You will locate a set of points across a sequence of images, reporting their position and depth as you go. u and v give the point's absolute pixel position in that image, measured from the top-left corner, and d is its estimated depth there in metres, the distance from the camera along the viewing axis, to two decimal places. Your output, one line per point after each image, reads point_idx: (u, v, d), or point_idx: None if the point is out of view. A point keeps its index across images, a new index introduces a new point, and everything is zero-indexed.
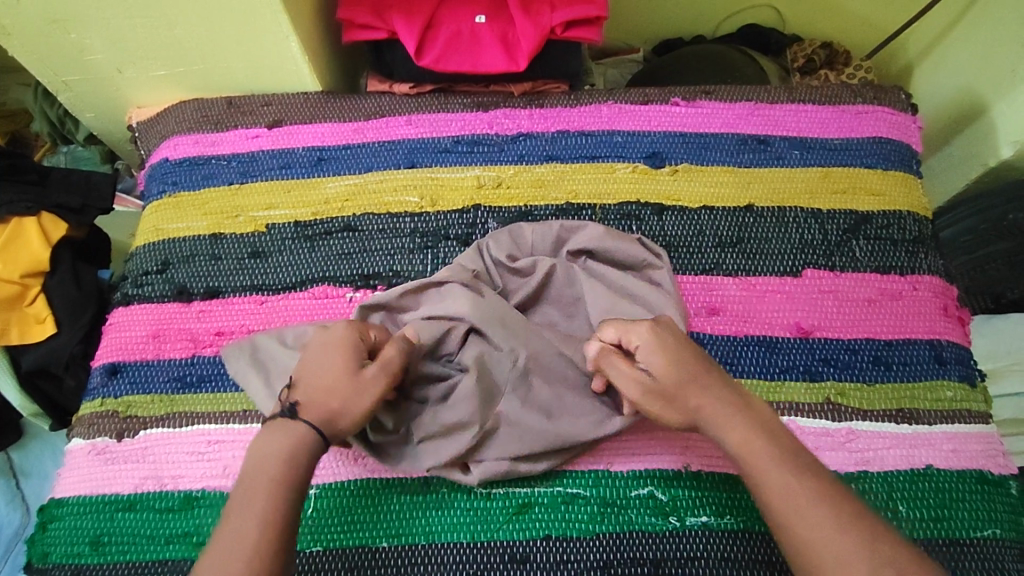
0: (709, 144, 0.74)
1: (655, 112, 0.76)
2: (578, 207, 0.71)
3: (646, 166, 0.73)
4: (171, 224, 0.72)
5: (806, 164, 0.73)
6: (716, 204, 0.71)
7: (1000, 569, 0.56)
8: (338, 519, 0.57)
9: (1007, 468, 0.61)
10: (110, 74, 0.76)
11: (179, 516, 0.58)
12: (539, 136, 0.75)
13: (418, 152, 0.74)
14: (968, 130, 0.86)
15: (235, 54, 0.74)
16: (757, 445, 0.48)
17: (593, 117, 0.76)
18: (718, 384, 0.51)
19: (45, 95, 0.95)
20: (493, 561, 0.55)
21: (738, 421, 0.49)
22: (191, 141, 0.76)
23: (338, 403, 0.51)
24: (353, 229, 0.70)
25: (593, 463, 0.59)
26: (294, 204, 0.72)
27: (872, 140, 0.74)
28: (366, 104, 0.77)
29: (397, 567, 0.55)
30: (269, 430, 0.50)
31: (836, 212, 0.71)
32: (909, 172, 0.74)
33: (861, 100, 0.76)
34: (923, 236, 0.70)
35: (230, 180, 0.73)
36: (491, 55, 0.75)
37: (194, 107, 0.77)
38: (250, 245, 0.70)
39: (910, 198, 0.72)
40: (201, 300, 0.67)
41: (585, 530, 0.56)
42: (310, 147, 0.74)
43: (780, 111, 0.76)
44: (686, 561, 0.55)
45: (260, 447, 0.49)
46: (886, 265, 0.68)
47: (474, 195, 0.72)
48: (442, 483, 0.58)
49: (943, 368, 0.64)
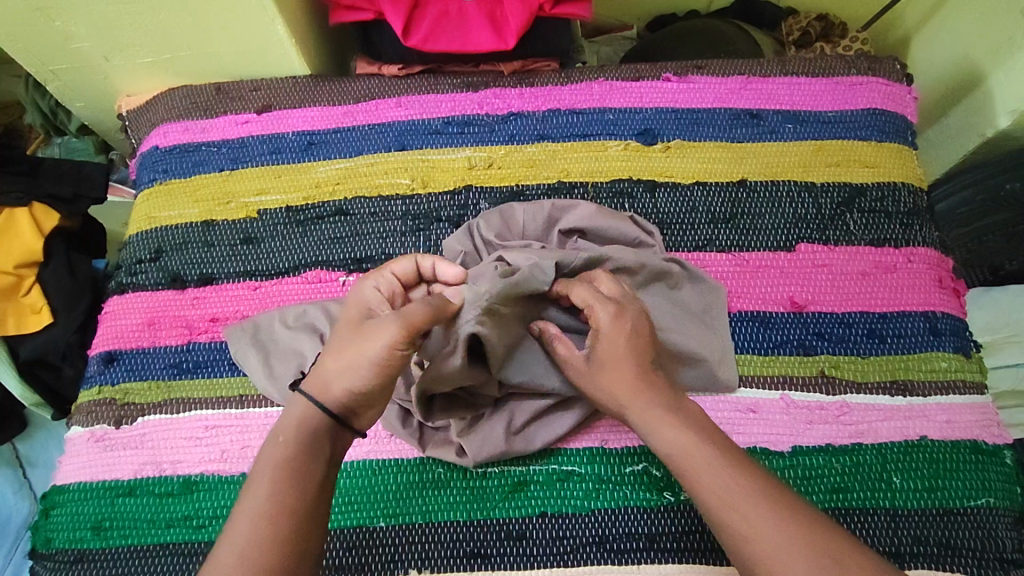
0: (701, 119, 0.73)
1: (646, 89, 0.75)
2: (570, 185, 0.71)
3: (638, 143, 0.72)
4: (164, 212, 0.72)
5: (799, 138, 0.72)
6: (708, 179, 0.71)
7: (994, 538, 0.57)
8: (336, 500, 0.57)
9: (1001, 438, 0.61)
10: (98, 62, 0.76)
11: (180, 500, 0.58)
12: (530, 116, 0.74)
13: (408, 135, 0.73)
14: (965, 101, 0.85)
15: (221, 38, 0.73)
16: (690, 447, 0.48)
17: (584, 95, 0.75)
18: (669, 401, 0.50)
19: (36, 87, 0.95)
20: (490, 539, 0.56)
21: (677, 425, 0.49)
22: (180, 128, 0.75)
23: (331, 368, 0.48)
24: (344, 213, 0.70)
25: (587, 440, 0.59)
26: (285, 190, 0.71)
27: (867, 111, 0.74)
28: (355, 87, 0.76)
29: (395, 546, 0.56)
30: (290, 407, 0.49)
31: (830, 185, 0.70)
32: (904, 144, 0.73)
33: (855, 72, 0.76)
34: (918, 208, 0.70)
35: (221, 166, 0.73)
36: (479, 34, 0.74)
37: (182, 94, 0.77)
38: (243, 231, 0.70)
39: (905, 169, 0.71)
40: (195, 287, 0.67)
41: (580, 506, 0.57)
42: (300, 131, 0.74)
43: (773, 84, 0.75)
44: (682, 535, 0.56)
45: (279, 426, 0.48)
46: (881, 238, 0.68)
47: (465, 176, 0.71)
48: (438, 463, 0.58)
49: (938, 339, 0.64)
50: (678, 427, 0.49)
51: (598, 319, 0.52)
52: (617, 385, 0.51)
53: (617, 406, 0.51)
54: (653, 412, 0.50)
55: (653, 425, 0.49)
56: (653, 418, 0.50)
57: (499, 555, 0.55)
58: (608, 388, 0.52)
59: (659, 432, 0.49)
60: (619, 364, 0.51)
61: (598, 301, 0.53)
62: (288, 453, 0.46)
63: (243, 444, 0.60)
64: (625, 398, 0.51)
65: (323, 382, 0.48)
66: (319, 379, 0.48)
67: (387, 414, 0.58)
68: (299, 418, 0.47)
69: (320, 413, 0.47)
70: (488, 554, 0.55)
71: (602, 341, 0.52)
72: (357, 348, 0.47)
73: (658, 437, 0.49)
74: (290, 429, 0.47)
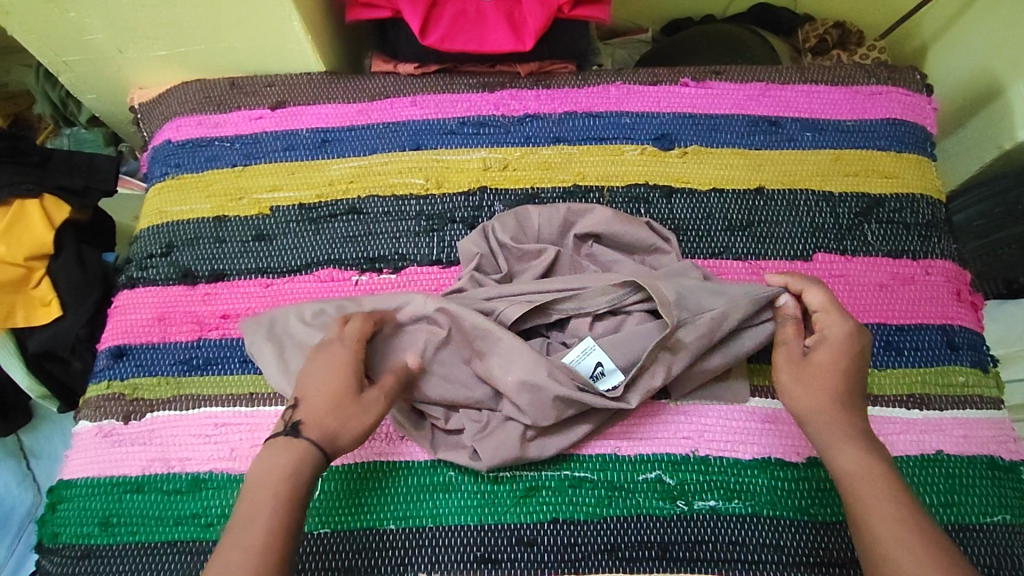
0: (719, 126, 0.73)
1: (663, 93, 0.74)
2: (586, 189, 0.70)
3: (655, 148, 0.72)
4: (175, 206, 0.71)
5: (817, 146, 0.72)
6: (726, 186, 0.70)
7: (1010, 555, 0.56)
8: (345, 502, 0.57)
9: (1018, 454, 0.61)
10: (111, 54, 0.75)
11: (187, 497, 0.58)
12: (546, 118, 0.74)
13: (423, 134, 0.73)
14: (983, 112, 0.84)
15: (236, 33, 0.72)
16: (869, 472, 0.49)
17: (601, 99, 0.75)
18: (857, 423, 0.53)
19: (47, 77, 0.94)
20: (500, 544, 0.55)
21: (857, 449, 0.51)
22: (193, 122, 0.75)
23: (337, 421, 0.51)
24: (358, 211, 0.70)
25: (601, 447, 0.58)
26: (298, 186, 0.71)
27: (886, 121, 0.73)
28: (371, 85, 0.76)
29: (405, 549, 0.55)
30: (271, 445, 0.50)
31: (849, 195, 0.70)
32: (923, 154, 0.72)
33: (875, 81, 0.75)
34: (937, 220, 0.69)
35: (234, 162, 0.72)
36: (497, 34, 0.73)
37: (196, 88, 0.76)
38: (255, 228, 0.69)
39: (924, 180, 0.71)
40: (206, 283, 0.67)
41: (592, 513, 0.56)
42: (314, 128, 0.74)
43: (791, 92, 0.74)
44: (695, 544, 0.55)
45: (267, 461, 0.49)
46: (898, 249, 0.67)
47: (480, 177, 0.71)
48: (449, 466, 0.58)
49: (955, 353, 0.64)
50: (855, 444, 0.51)
51: (824, 329, 0.56)
52: (821, 397, 0.53)
53: (806, 413, 0.54)
54: (834, 429, 0.52)
55: (831, 440, 0.52)
56: (832, 435, 0.52)
57: (509, 561, 0.55)
58: (796, 395, 0.55)
59: (838, 449, 0.51)
60: (825, 377, 0.54)
61: (829, 313, 0.56)
62: (279, 494, 0.47)
63: (253, 442, 0.59)
64: (819, 409, 0.53)
65: (326, 430, 0.50)
66: (319, 427, 0.50)
67: (401, 416, 0.58)
68: (296, 460, 0.49)
69: (319, 459, 0.50)
70: (499, 559, 0.55)
71: (825, 351, 0.55)
72: (355, 412, 0.51)
73: (841, 454, 0.51)
74: (294, 469, 0.48)
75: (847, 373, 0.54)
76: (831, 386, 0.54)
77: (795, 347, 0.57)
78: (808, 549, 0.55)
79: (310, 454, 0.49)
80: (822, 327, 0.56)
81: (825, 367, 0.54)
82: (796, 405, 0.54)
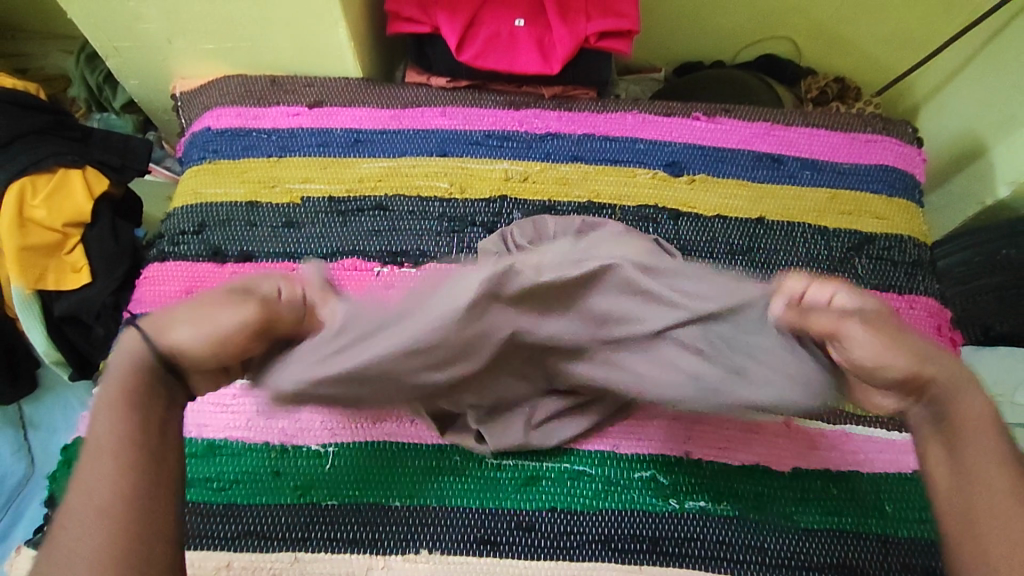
0: (726, 158, 0.78)
1: (676, 124, 0.80)
2: (599, 206, 0.75)
3: (665, 173, 0.77)
4: (210, 189, 0.75)
5: (816, 185, 0.77)
6: (729, 214, 0.75)
7: None
8: (354, 477, 0.59)
9: None
10: (161, 44, 0.80)
11: (201, 461, 0.60)
12: (565, 137, 0.79)
13: (449, 143, 0.78)
14: (967, 169, 0.91)
15: (283, 34, 0.78)
16: None
17: (618, 125, 0.80)
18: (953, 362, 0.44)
19: (88, 63, 0.99)
20: (500, 527, 0.58)
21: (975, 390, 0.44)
22: (234, 114, 0.79)
23: (189, 317, 0.43)
24: (384, 208, 0.74)
25: (600, 444, 0.61)
26: (329, 180, 0.75)
27: (880, 167, 0.79)
28: (404, 94, 0.81)
29: (408, 526, 0.58)
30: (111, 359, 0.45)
31: (842, 231, 0.75)
32: (911, 200, 0.78)
33: (870, 130, 0.81)
34: (922, 260, 0.75)
35: (270, 153, 0.77)
36: (527, 57, 0.78)
37: (238, 83, 0.81)
38: (285, 216, 0.73)
39: (911, 224, 0.76)
40: (234, 263, 0.70)
41: (588, 505, 0.59)
42: (348, 129, 0.78)
43: (794, 133, 0.80)
44: (684, 541, 0.58)
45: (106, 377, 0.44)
46: (886, 284, 0.72)
47: (500, 186, 0.75)
48: (456, 451, 0.60)
49: None
50: (977, 387, 0.44)
51: (835, 296, 0.47)
52: (910, 347, 0.43)
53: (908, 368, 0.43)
54: (949, 369, 0.44)
55: (954, 384, 0.44)
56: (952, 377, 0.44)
57: (507, 543, 0.57)
58: (906, 358, 0.43)
59: (959, 390, 0.44)
60: (901, 331, 0.44)
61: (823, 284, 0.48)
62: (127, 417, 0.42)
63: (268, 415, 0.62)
64: (926, 355, 0.43)
65: (192, 334, 0.43)
66: (168, 326, 0.44)
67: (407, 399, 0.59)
68: (128, 371, 0.43)
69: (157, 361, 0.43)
70: (498, 542, 0.57)
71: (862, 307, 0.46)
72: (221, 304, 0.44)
73: (964, 398, 0.44)
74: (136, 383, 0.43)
75: (893, 319, 0.45)
76: (904, 332, 0.44)
77: (854, 317, 0.44)
78: (790, 553, 0.58)
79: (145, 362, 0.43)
80: (829, 295, 0.47)
81: (883, 316, 0.45)
82: (897, 364, 0.42)
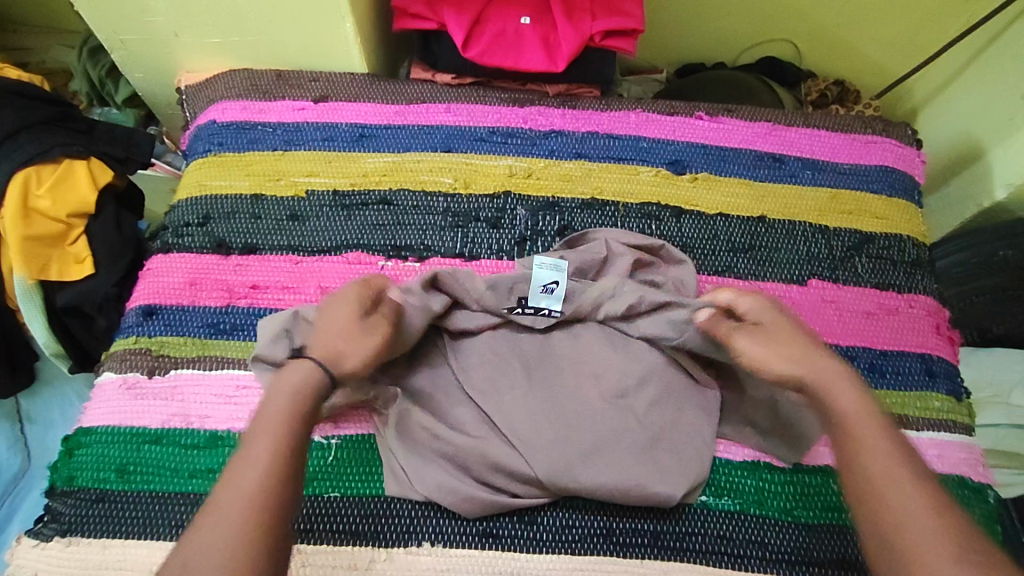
0: (728, 157, 0.79)
1: (679, 123, 0.81)
2: (603, 203, 0.75)
3: (668, 171, 0.78)
4: (215, 181, 0.75)
5: (817, 185, 0.78)
6: (731, 212, 0.76)
7: None
8: (357, 469, 0.60)
9: (985, 478, 0.65)
10: (167, 37, 0.80)
11: (204, 453, 0.60)
12: (570, 135, 0.79)
13: (454, 139, 0.78)
14: (965, 172, 0.92)
15: (290, 29, 0.78)
16: None
17: (622, 123, 0.81)
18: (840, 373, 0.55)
19: (91, 56, 0.99)
20: (501, 520, 0.58)
21: (852, 397, 0.53)
22: (239, 107, 0.79)
23: (345, 346, 0.54)
24: (388, 202, 0.74)
25: None
26: (333, 174, 0.75)
27: (880, 168, 0.80)
28: (409, 90, 0.81)
29: (411, 519, 0.58)
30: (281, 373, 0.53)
31: (843, 230, 0.76)
32: (911, 201, 0.79)
33: (871, 131, 0.82)
34: (921, 260, 0.75)
35: (275, 146, 0.77)
36: (532, 55, 0.79)
37: (243, 76, 0.81)
38: (290, 209, 0.73)
39: (911, 224, 0.77)
40: (238, 255, 0.70)
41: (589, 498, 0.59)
42: (353, 124, 0.78)
43: (796, 133, 0.81)
44: (685, 535, 0.59)
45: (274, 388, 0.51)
46: (885, 283, 0.73)
47: (505, 182, 0.76)
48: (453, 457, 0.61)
49: (933, 380, 0.69)
50: (850, 389, 0.54)
51: (744, 307, 0.60)
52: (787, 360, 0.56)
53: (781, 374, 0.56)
54: (823, 371, 0.55)
55: (826, 385, 0.54)
56: (838, 398, 0.53)
57: (509, 536, 0.58)
58: (776, 362, 0.56)
59: (831, 395, 0.54)
60: (788, 337, 0.57)
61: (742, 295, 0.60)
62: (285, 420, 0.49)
63: None
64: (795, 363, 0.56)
65: (336, 356, 0.54)
66: (330, 351, 0.54)
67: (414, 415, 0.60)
68: (297, 385, 0.51)
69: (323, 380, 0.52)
70: (500, 534, 0.58)
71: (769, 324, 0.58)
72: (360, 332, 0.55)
73: (842, 403, 0.53)
74: (302, 393, 0.51)
75: (785, 325, 0.58)
76: (797, 340, 0.57)
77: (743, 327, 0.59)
78: (792, 548, 0.59)
79: (315, 376, 0.52)
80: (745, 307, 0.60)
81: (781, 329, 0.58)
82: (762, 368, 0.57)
